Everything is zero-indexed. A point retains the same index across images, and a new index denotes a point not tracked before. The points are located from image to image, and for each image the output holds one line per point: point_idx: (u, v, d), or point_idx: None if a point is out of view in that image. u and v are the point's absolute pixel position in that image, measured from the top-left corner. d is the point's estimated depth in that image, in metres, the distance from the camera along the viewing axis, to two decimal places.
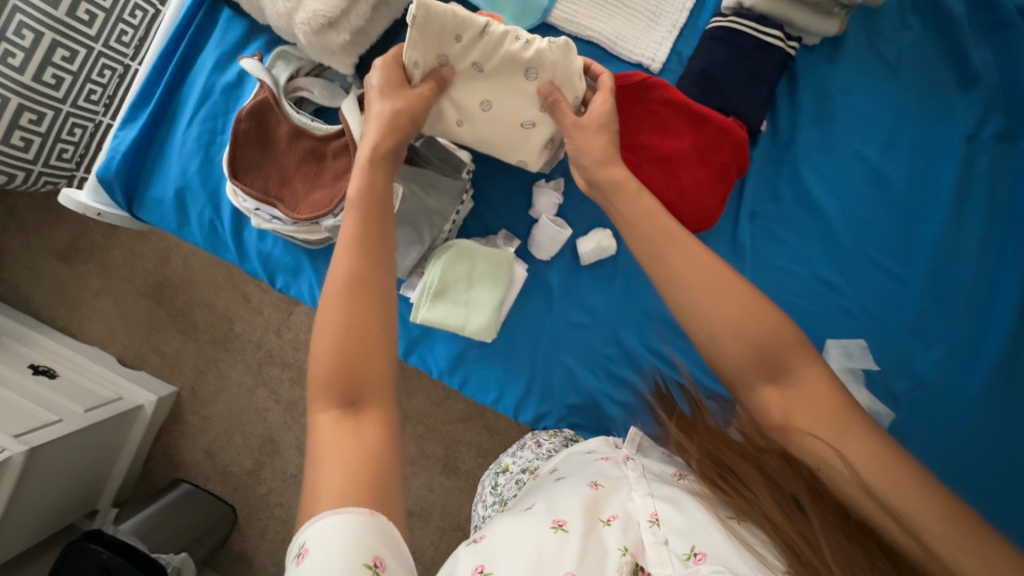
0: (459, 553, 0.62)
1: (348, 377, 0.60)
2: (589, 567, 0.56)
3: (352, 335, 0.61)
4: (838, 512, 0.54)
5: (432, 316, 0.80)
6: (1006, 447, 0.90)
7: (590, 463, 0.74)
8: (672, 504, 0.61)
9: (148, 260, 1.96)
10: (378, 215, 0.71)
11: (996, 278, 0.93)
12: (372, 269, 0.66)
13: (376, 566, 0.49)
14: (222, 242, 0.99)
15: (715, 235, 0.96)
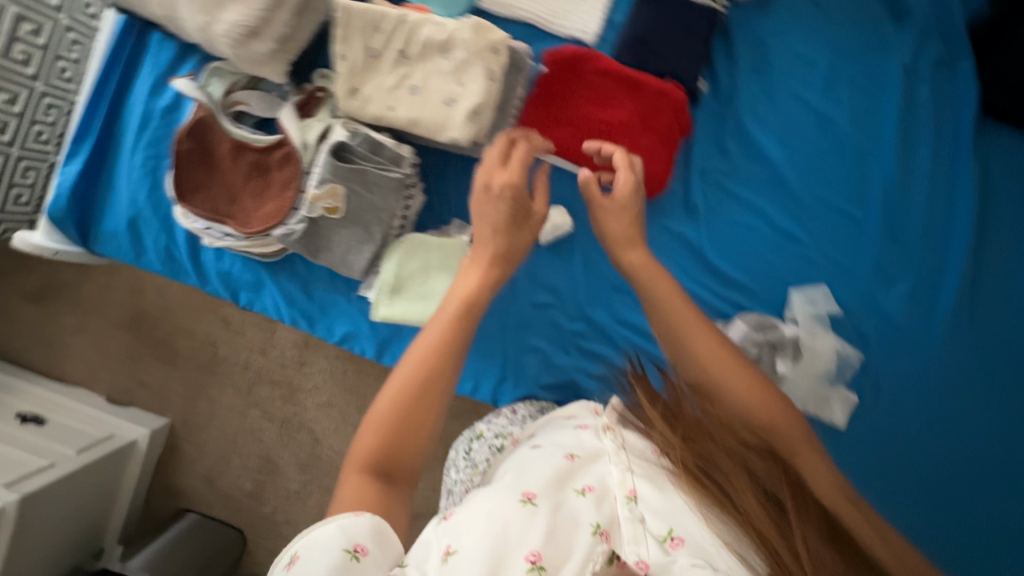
0: (425, 536, 0.57)
1: (390, 454, 0.62)
2: (557, 543, 0.53)
3: (405, 426, 0.62)
4: (817, 516, 0.54)
5: (392, 313, 0.80)
6: (968, 373, 0.93)
7: (567, 433, 0.70)
8: (652, 483, 0.59)
9: (125, 295, 1.95)
10: (467, 327, 0.68)
11: (950, 212, 0.94)
12: (441, 379, 0.64)
13: (358, 552, 0.54)
14: (182, 267, 0.98)
15: (669, 201, 0.96)
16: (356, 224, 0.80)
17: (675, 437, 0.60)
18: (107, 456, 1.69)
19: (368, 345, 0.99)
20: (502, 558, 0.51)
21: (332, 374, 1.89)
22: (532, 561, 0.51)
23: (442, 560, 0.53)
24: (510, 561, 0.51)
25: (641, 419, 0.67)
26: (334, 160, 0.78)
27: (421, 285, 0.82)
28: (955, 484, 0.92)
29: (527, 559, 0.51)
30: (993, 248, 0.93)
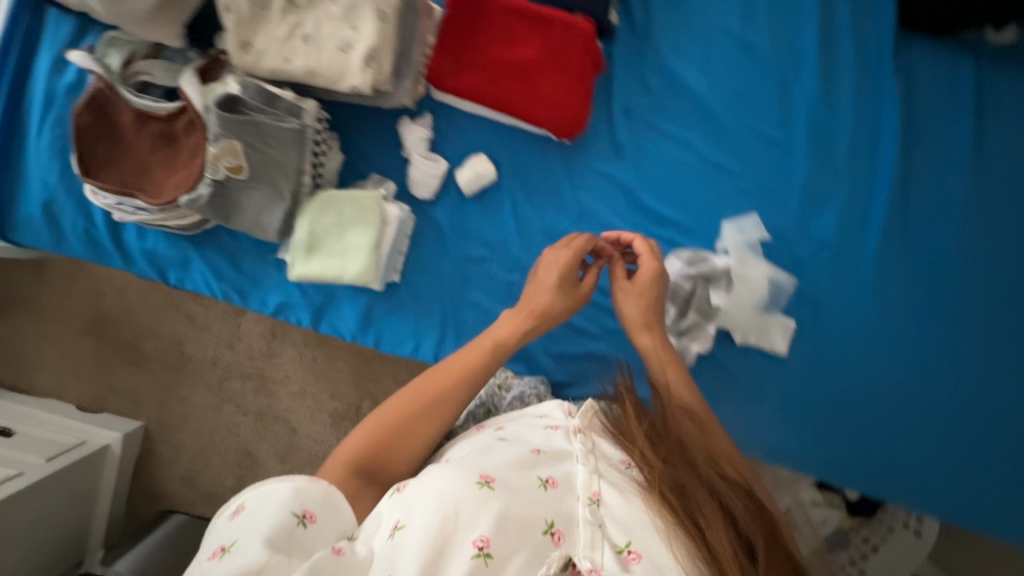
0: (381, 509, 0.61)
1: (382, 450, 0.71)
2: (505, 534, 0.55)
3: (396, 433, 0.72)
4: (784, 563, 0.57)
5: (309, 270, 0.80)
6: (903, 288, 0.93)
7: (537, 427, 0.71)
8: (618, 491, 0.61)
9: (84, 301, 1.91)
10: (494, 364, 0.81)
11: (877, 129, 0.93)
12: (456, 395, 0.77)
13: (305, 518, 0.58)
14: (105, 250, 0.96)
15: (594, 141, 0.94)
16: (263, 183, 0.78)
17: (657, 462, 0.63)
18: (81, 462, 1.67)
19: (304, 315, 0.97)
20: (448, 541, 0.54)
21: (302, 362, 1.86)
22: (478, 547, 0.53)
23: (391, 532, 0.57)
24: (456, 544, 0.54)
25: (620, 432, 0.69)
26: (224, 112, 0.75)
27: (337, 240, 0.80)
28: (892, 397, 0.95)
29: (474, 545, 0.53)
30: (923, 159, 0.92)
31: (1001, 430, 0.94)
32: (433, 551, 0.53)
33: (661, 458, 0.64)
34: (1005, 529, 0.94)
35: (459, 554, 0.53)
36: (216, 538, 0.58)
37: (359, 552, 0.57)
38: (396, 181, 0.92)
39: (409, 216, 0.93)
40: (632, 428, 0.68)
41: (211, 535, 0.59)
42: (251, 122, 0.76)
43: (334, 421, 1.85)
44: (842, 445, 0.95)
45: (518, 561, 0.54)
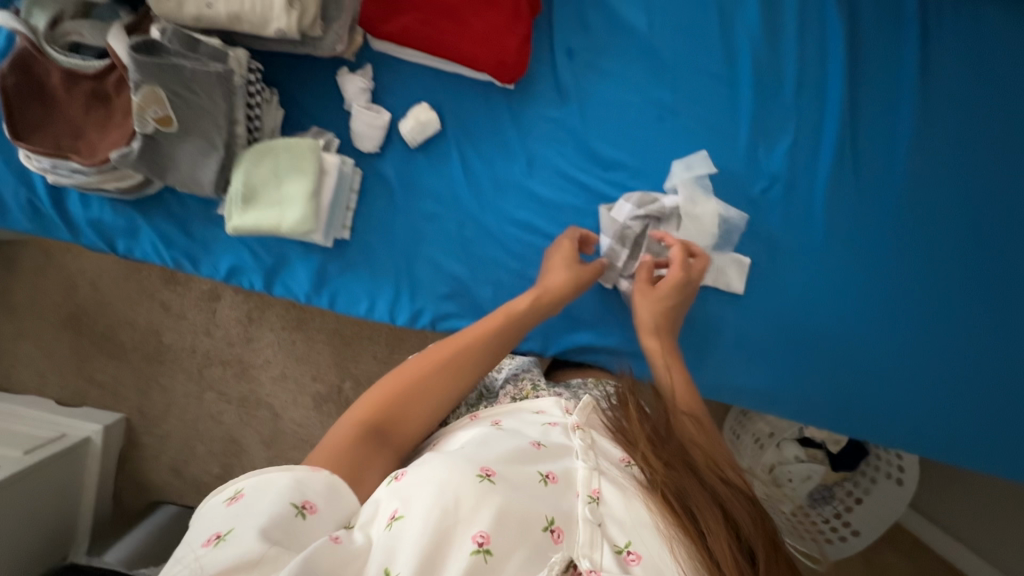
0: (378, 495, 0.57)
1: (392, 413, 0.69)
2: (506, 528, 0.52)
3: (418, 394, 0.72)
4: (782, 570, 0.57)
5: (247, 222, 0.80)
6: (862, 220, 0.93)
7: (535, 422, 0.68)
8: (618, 490, 0.59)
9: (55, 294, 1.83)
10: (507, 335, 0.81)
11: (826, 59, 0.92)
12: (471, 363, 0.76)
13: (305, 509, 0.53)
14: (50, 221, 0.94)
15: (539, 85, 0.93)
16: (195, 135, 0.78)
17: (659, 463, 0.62)
18: (62, 456, 1.55)
19: (257, 278, 0.96)
20: (449, 534, 0.51)
21: (281, 346, 1.77)
22: (478, 543, 0.50)
23: (386, 523, 0.53)
24: (455, 538, 0.51)
25: (621, 431, 0.68)
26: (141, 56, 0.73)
27: (275, 192, 0.81)
28: (854, 328, 0.94)
29: (474, 540, 0.50)
30: (870, 88, 0.92)
31: (960, 356, 0.93)
32: (431, 546, 0.50)
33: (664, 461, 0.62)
34: (971, 453, 0.94)
35: (458, 549, 0.50)
36: (207, 526, 0.52)
37: (357, 540, 0.52)
38: (341, 134, 0.92)
39: (354, 171, 0.91)
40: (633, 428, 0.67)
41: (199, 520, 0.53)
42: (171, 66, 0.74)
43: (317, 404, 1.77)
44: (831, 416, 0.95)
45: (518, 559, 0.51)
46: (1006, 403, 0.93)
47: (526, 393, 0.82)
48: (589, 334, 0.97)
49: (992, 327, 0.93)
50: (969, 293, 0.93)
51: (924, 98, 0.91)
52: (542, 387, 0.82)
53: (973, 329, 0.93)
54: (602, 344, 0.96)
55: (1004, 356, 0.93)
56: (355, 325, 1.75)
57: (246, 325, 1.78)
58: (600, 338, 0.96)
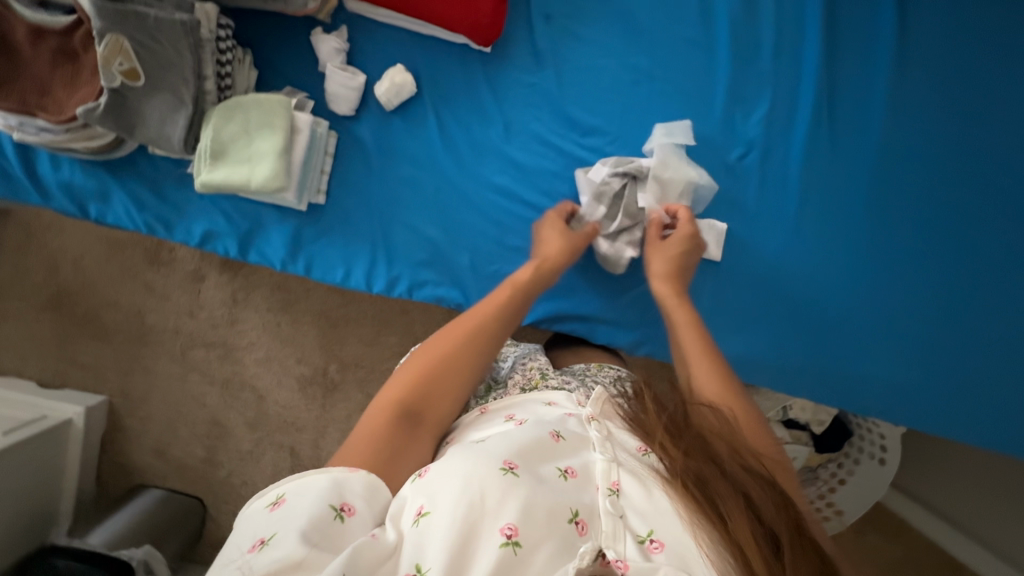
0: (404, 490, 0.57)
1: (423, 393, 0.67)
2: (534, 522, 0.52)
3: (441, 373, 0.70)
4: (813, 556, 0.53)
5: (215, 177, 0.82)
6: (840, 186, 0.93)
7: (552, 414, 0.68)
8: (637, 480, 0.59)
9: (37, 273, 1.76)
10: (518, 302, 0.81)
11: (802, 27, 0.92)
12: (492, 335, 0.76)
13: (344, 511, 0.52)
14: (20, 184, 0.93)
15: (515, 50, 0.92)
16: (163, 90, 0.78)
17: (678, 454, 0.59)
18: (40, 437, 1.50)
19: (231, 243, 0.95)
20: (475, 529, 0.51)
21: (267, 328, 1.73)
22: (507, 535, 0.51)
23: (414, 519, 0.53)
24: (482, 532, 0.51)
25: (638, 422, 0.65)
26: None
27: (245, 148, 0.83)
28: (832, 295, 0.94)
29: (502, 533, 0.51)
30: (846, 57, 0.92)
31: (935, 324, 0.93)
32: (461, 540, 0.50)
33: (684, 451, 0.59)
34: (950, 421, 0.93)
35: (486, 542, 0.50)
36: (251, 530, 0.51)
37: (389, 538, 0.52)
38: (316, 96, 0.91)
39: (329, 134, 0.91)
40: (650, 416, 0.64)
41: (244, 525, 0.53)
42: (135, 13, 0.72)
43: (302, 387, 1.73)
44: (836, 394, 0.95)
45: (548, 551, 0.51)
46: (985, 371, 0.92)
47: (535, 382, 0.83)
48: (567, 301, 0.97)
49: (969, 293, 0.92)
50: (944, 261, 0.92)
51: (901, 65, 0.91)
52: (550, 376, 0.83)
53: (949, 296, 0.92)
54: (579, 311, 0.96)
55: (981, 323, 0.92)
56: (341, 307, 1.71)
57: (230, 306, 1.74)
58: (578, 305, 0.96)
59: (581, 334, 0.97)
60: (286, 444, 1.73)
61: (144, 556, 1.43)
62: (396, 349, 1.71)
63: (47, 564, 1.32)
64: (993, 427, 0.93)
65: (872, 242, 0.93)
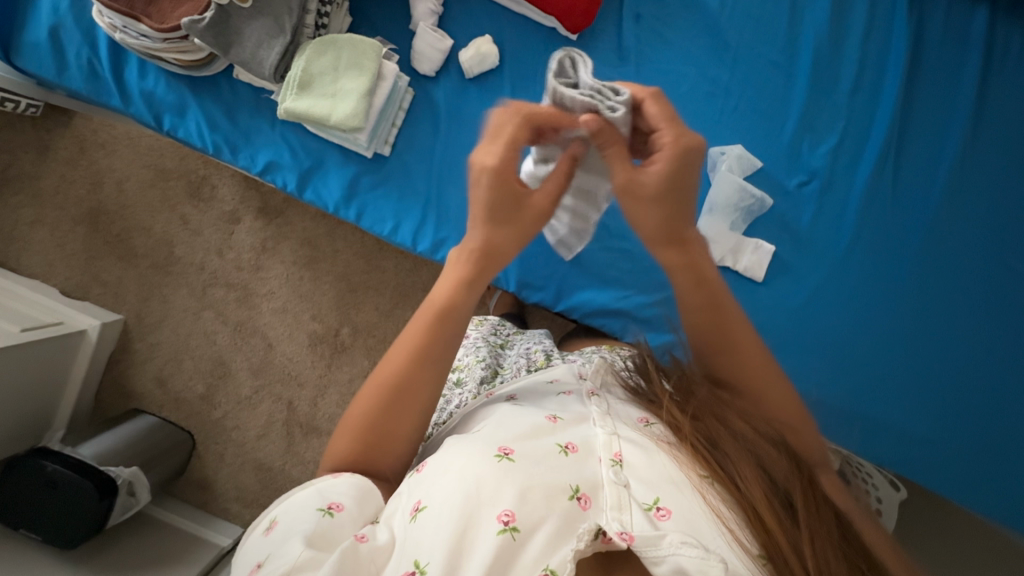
0: (401, 489, 0.59)
1: (360, 458, 0.62)
2: (532, 504, 0.53)
3: (377, 436, 0.62)
4: (824, 509, 0.55)
5: (298, 106, 0.86)
6: (888, 235, 0.94)
7: (552, 394, 0.71)
8: (639, 448, 0.59)
9: (82, 187, 1.78)
10: (450, 335, 0.64)
11: (881, 70, 0.94)
12: (416, 395, 0.63)
13: (332, 509, 0.55)
14: (104, 85, 0.96)
15: (601, 43, 0.95)
16: (266, 16, 0.83)
17: (686, 417, 0.62)
18: (54, 342, 1.51)
19: (291, 178, 0.97)
20: (472, 519, 0.53)
21: (289, 280, 1.74)
22: (504, 521, 0.52)
23: (411, 515, 0.55)
24: (481, 521, 0.53)
25: (642, 392, 0.70)
26: None
27: (330, 85, 0.87)
28: (862, 338, 0.94)
29: (500, 520, 0.52)
30: (920, 108, 0.94)
31: (953, 379, 0.93)
32: (458, 534, 0.52)
33: (690, 414, 0.63)
34: (959, 483, 0.93)
35: (484, 531, 0.52)
36: (251, 555, 0.54)
37: (381, 537, 0.55)
38: (403, 52, 0.95)
39: (407, 90, 0.94)
40: (659, 387, 0.69)
41: (243, 552, 0.56)
42: None
43: (312, 343, 1.74)
44: (859, 440, 0.94)
45: (548, 531, 0.52)
46: (1001, 439, 0.92)
47: (540, 363, 0.86)
48: (601, 294, 0.98)
49: (996, 358, 0.93)
50: (974, 322, 0.93)
51: (972, 125, 0.93)
52: (555, 357, 0.87)
53: (982, 356, 0.93)
54: (611, 305, 0.97)
55: (1005, 390, 0.92)
56: (364, 273, 1.72)
57: (258, 252, 1.75)
58: (612, 299, 0.97)
59: (610, 330, 0.99)
60: (284, 397, 1.73)
61: (131, 477, 1.47)
62: None
63: (37, 464, 1.34)
64: (1002, 498, 0.92)
65: (908, 291, 0.94)
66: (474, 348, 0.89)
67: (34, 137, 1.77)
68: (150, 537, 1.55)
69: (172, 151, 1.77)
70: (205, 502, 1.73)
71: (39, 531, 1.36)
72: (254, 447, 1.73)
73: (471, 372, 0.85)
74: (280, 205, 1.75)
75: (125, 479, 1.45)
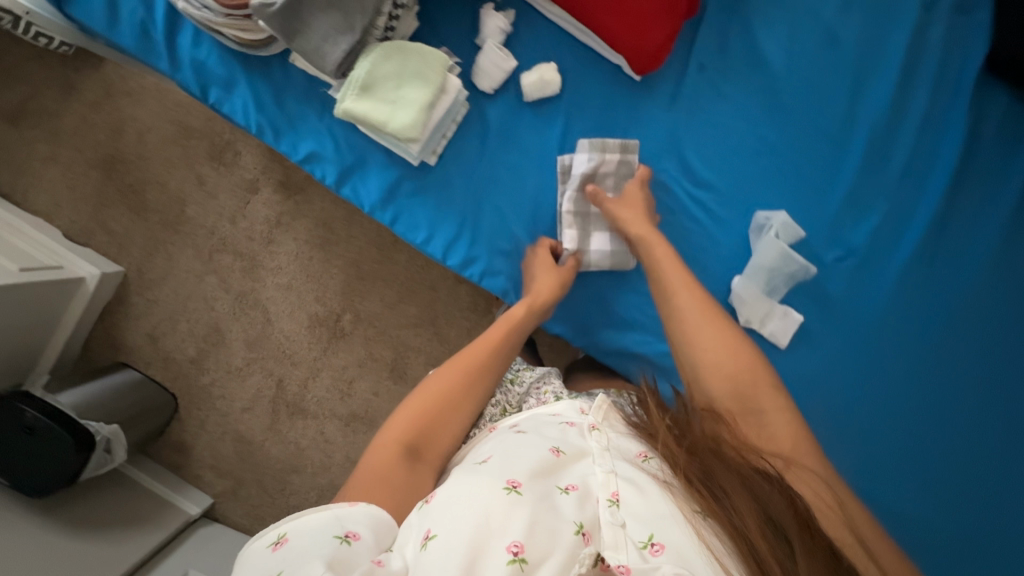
0: (411, 520, 0.58)
1: (423, 427, 0.71)
2: (539, 536, 0.54)
3: (445, 404, 0.75)
4: (817, 550, 0.57)
5: (357, 109, 0.84)
6: (916, 319, 0.94)
7: (552, 423, 0.70)
8: (635, 487, 0.61)
9: (101, 132, 1.74)
10: (514, 340, 0.85)
11: (932, 160, 0.94)
12: (486, 376, 0.80)
13: (349, 537, 0.56)
14: (153, 47, 0.94)
15: (662, 85, 0.95)
16: (336, 11, 0.80)
17: (681, 451, 0.64)
18: (52, 286, 1.48)
19: (330, 171, 0.95)
20: (481, 548, 0.52)
21: (298, 258, 1.72)
22: (513, 552, 0.52)
23: (421, 544, 0.54)
24: (489, 551, 0.52)
25: (641, 427, 0.70)
26: None
27: (391, 91, 0.85)
28: (873, 417, 0.94)
29: (508, 551, 0.52)
30: (964, 201, 0.94)
31: (954, 475, 0.93)
32: (467, 566, 0.51)
33: (687, 448, 0.65)
34: None
35: (492, 560, 0.52)
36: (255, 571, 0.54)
37: (395, 564, 0.54)
38: (464, 65, 0.93)
39: (463, 104, 0.92)
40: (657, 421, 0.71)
41: (245, 566, 0.55)
42: None
43: (311, 325, 1.71)
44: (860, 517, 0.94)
45: (555, 564, 0.52)
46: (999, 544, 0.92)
47: None
48: (621, 336, 0.97)
49: (999, 459, 0.93)
50: (980, 419, 0.94)
51: (1011, 226, 0.93)
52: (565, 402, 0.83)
53: (991, 451, 0.93)
54: (629, 348, 0.97)
55: (1005, 493, 0.93)
56: (375, 263, 1.71)
57: (272, 225, 1.73)
58: (631, 343, 0.97)
59: (624, 371, 0.98)
60: (275, 373, 1.71)
61: (109, 435, 1.45)
62: (412, 320, 1.70)
63: (17, 408, 1.32)
64: None
65: (920, 377, 0.94)
66: None
67: (61, 74, 1.73)
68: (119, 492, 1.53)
69: (199, 110, 1.74)
70: (180, 466, 1.71)
71: (6, 474, 1.33)
72: (237, 419, 1.71)
73: None
74: (301, 181, 1.72)
75: (104, 436, 1.43)
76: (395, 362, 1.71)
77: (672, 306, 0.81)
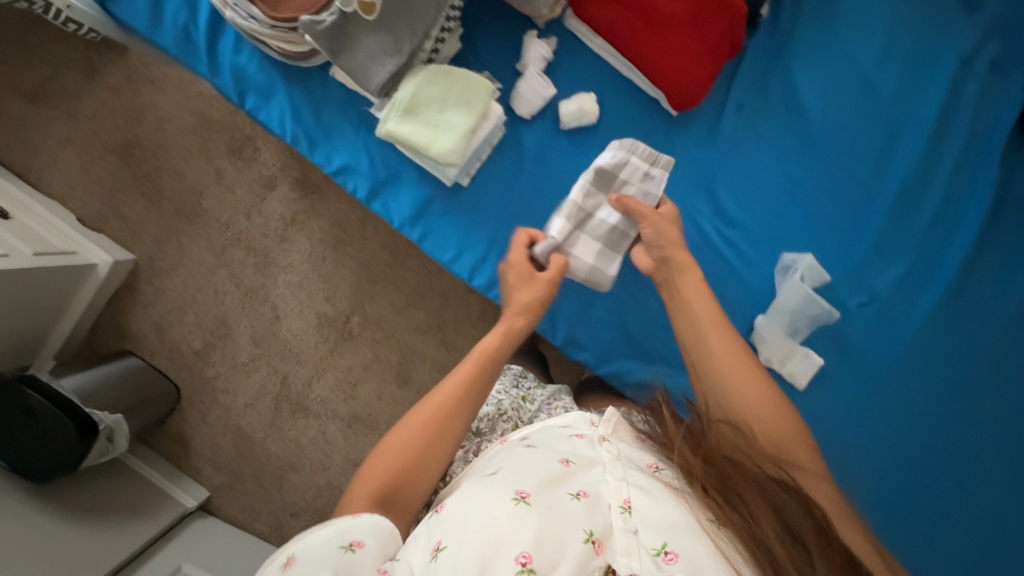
0: (419, 530, 0.59)
1: (394, 484, 0.66)
2: (546, 547, 0.54)
3: (413, 454, 0.69)
4: (835, 557, 0.58)
5: (399, 130, 0.85)
6: (938, 366, 0.94)
7: (563, 436, 0.70)
8: (647, 494, 0.60)
9: (121, 118, 1.73)
10: (490, 371, 0.77)
11: (959, 211, 0.95)
12: (458, 419, 0.72)
13: (354, 546, 0.57)
14: (193, 50, 0.94)
15: (699, 119, 0.96)
16: (385, 32, 0.81)
17: (696, 459, 0.64)
18: (64, 272, 1.48)
19: (362, 185, 0.95)
20: (493, 557, 0.53)
21: (311, 257, 1.71)
22: (522, 563, 0.52)
23: (431, 555, 0.55)
24: (499, 561, 0.53)
25: (654, 437, 0.71)
26: None
27: (434, 115, 0.86)
28: (889, 461, 0.94)
29: (518, 561, 0.52)
30: (991, 253, 0.94)
31: (967, 529, 0.92)
32: None
33: (701, 456, 0.64)
34: None
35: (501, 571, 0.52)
36: None
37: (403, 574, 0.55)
38: (504, 90, 0.94)
39: (500, 128, 0.92)
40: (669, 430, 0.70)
41: None
42: None
43: (319, 325, 1.71)
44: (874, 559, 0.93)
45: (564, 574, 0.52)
46: None
47: None
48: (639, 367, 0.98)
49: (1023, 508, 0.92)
50: (997, 473, 0.92)
51: None
52: None
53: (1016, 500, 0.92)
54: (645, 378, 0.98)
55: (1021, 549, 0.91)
56: (387, 266, 1.70)
57: (287, 223, 1.72)
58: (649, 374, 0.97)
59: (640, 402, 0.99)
60: (280, 370, 1.71)
61: (113, 425, 1.44)
62: (421, 326, 1.69)
63: (21, 392, 1.30)
64: None
65: (941, 418, 0.94)
66: (496, 399, 0.91)
67: (85, 58, 1.72)
68: (114, 481, 1.52)
69: (221, 103, 1.73)
70: (178, 457, 1.71)
71: (9, 458, 1.33)
72: (239, 414, 1.71)
73: (490, 420, 0.87)
74: (318, 181, 1.71)
75: (106, 425, 1.42)
76: (401, 367, 1.70)
77: (687, 321, 0.80)
